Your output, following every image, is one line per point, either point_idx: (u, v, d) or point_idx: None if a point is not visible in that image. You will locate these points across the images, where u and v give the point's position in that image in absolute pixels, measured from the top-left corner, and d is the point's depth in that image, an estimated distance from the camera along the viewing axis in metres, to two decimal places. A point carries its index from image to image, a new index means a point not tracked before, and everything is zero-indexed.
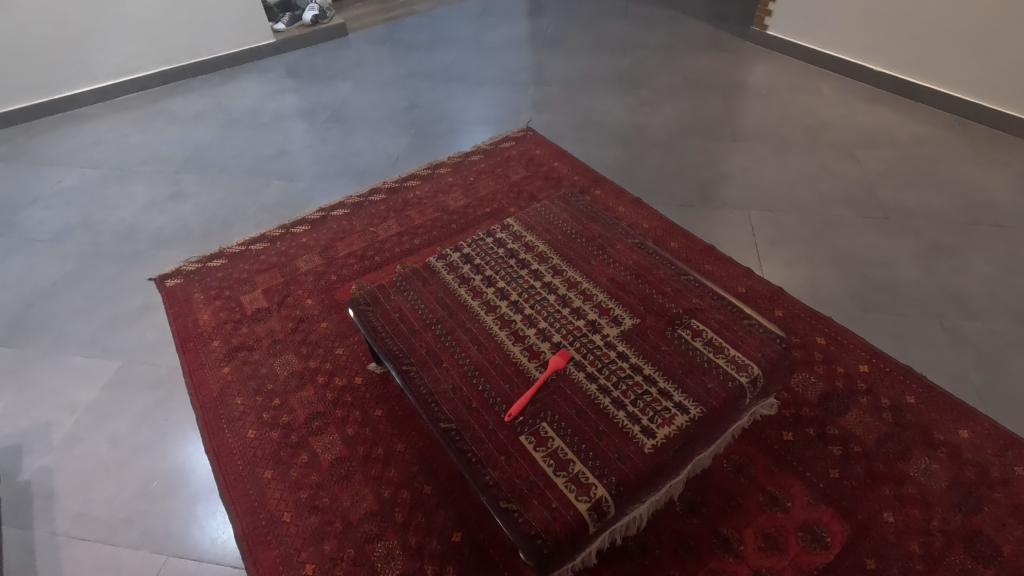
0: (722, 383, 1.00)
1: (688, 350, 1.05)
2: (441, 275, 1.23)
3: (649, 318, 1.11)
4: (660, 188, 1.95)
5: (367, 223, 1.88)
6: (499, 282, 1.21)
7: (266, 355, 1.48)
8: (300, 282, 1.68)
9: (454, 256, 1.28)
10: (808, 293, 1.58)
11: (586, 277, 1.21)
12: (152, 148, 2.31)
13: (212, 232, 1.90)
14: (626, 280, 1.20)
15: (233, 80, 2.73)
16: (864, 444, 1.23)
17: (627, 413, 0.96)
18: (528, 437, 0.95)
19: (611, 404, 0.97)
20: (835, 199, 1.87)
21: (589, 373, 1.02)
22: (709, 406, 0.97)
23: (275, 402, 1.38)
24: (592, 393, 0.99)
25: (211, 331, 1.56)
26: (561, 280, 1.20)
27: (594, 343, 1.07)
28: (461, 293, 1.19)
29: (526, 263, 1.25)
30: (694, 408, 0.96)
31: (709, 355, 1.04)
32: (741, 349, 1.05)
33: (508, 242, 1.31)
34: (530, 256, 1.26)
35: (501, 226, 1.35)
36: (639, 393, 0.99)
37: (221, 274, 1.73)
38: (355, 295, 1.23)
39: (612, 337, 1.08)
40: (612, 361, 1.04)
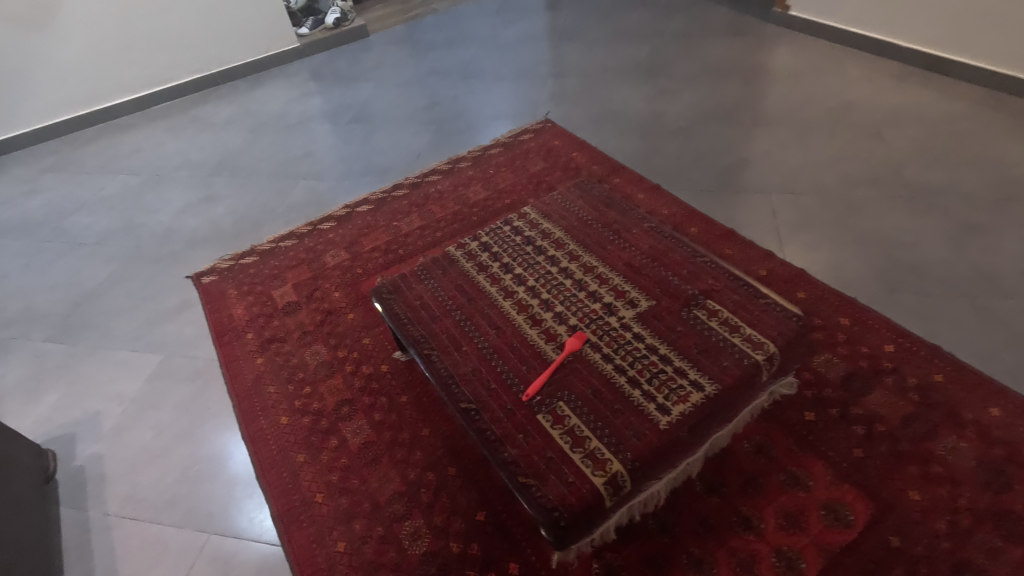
0: (738, 361, 1.00)
1: (703, 330, 1.06)
2: (460, 263, 1.27)
3: (665, 300, 1.12)
4: (679, 175, 1.94)
5: (390, 217, 1.93)
6: (517, 269, 1.23)
7: (296, 346, 1.55)
8: (328, 276, 1.74)
9: (473, 244, 1.31)
10: (832, 274, 1.56)
11: (602, 262, 1.22)
12: (186, 154, 2.41)
13: (244, 231, 1.97)
14: (642, 264, 1.21)
15: (260, 85, 2.82)
16: (889, 424, 1.21)
17: (643, 391, 0.98)
18: (546, 416, 0.97)
19: (626, 383, 0.99)
20: (860, 179, 1.84)
21: (605, 354, 1.04)
22: (724, 383, 0.98)
23: (306, 390, 1.44)
24: (608, 373, 1.01)
25: (244, 325, 1.63)
26: (577, 264, 1.22)
27: (610, 326, 1.09)
28: (479, 281, 1.22)
29: (543, 250, 1.27)
30: (709, 386, 0.97)
31: (725, 335, 1.05)
32: (757, 328, 1.05)
33: (525, 230, 1.33)
34: (547, 243, 1.29)
35: (518, 215, 1.38)
36: (654, 373, 1.01)
37: (253, 271, 1.80)
38: (378, 286, 1.28)
39: (628, 319, 1.10)
40: (627, 342, 1.06)
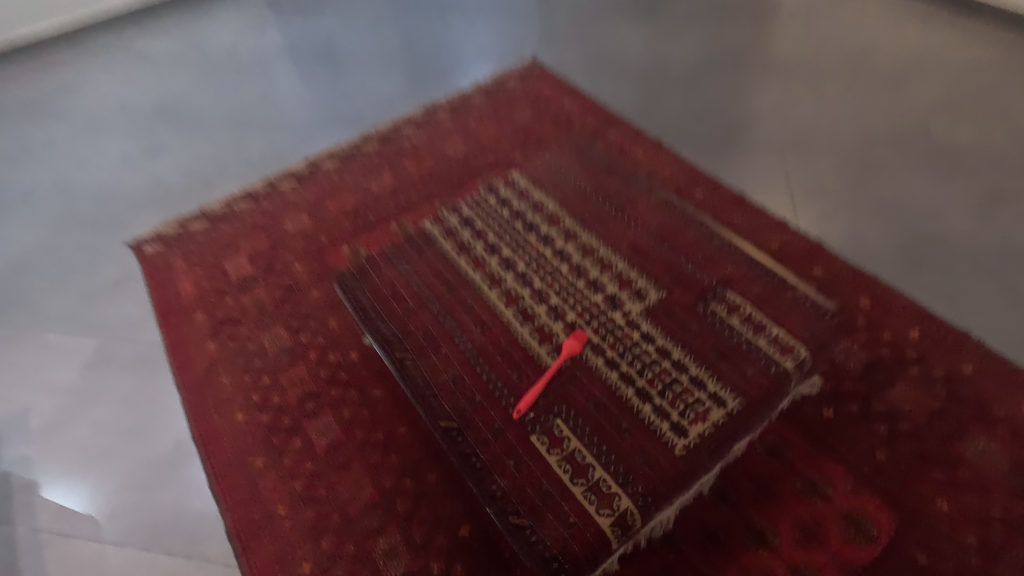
0: (766, 368, 0.86)
1: (722, 329, 0.91)
2: (438, 244, 1.09)
3: (678, 291, 0.97)
4: (682, 130, 1.74)
5: (359, 176, 1.71)
6: (504, 252, 1.06)
7: (253, 329, 1.36)
8: (289, 245, 1.54)
9: (453, 220, 1.13)
10: (848, 247, 1.42)
11: (604, 242, 1.06)
12: (124, 97, 2.11)
13: (193, 191, 1.74)
14: (651, 245, 1.04)
15: (208, 15, 2.48)
16: (913, 422, 1.10)
17: (655, 407, 0.84)
18: (541, 437, 0.83)
19: (635, 397, 0.85)
20: (879, 137, 1.67)
21: (609, 360, 0.89)
22: (751, 395, 0.83)
23: (264, 381, 1.27)
24: (613, 384, 0.86)
25: (193, 303, 1.43)
26: (574, 246, 1.06)
27: (614, 323, 0.94)
28: (461, 266, 1.05)
29: (534, 228, 1.10)
30: (732, 400, 0.83)
31: (749, 334, 0.90)
32: (787, 327, 0.91)
33: (513, 203, 1.15)
34: (539, 220, 1.11)
35: (505, 183, 1.19)
36: (668, 382, 0.86)
37: (203, 238, 1.58)
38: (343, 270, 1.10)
39: (635, 315, 0.94)
40: (635, 345, 0.91)
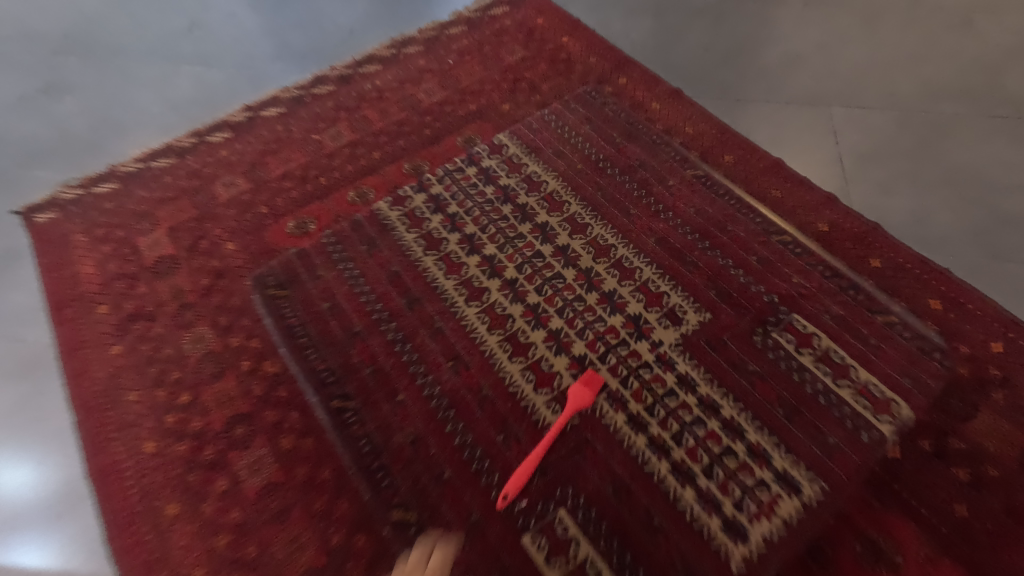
0: (851, 438, 0.89)
1: (791, 373, 0.94)
2: (438, 281, 1.08)
3: (735, 343, 0.97)
4: (707, 76, 1.42)
5: (309, 127, 1.38)
6: (525, 290, 1.06)
7: (170, 329, 1.08)
8: (218, 217, 1.23)
9: (450, 249, 1.12)
10: (912, 229, 1.14)
11: (661, 274, 1.06)
12: (21, 20, 1.71)
13: (100, 141, 1.39)
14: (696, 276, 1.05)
15: None
16: (1000, 466, 0.88)
17: (705, 504, 0.84)
18: (539, 537, 0.83)
19: (685, 491, 0.85)
20: (947, 88, 1.36)
21: (655, 440, 0.89)
22: (830, 481, 0.86)
23: (182, 398, 1.00)
24: (654, 469, 0.87)
25: (96, 292, 1.14)
26: (607, 305, 1.02)
27: (658, 386, 0.94)
28: (458, 306, 1.05)
29: (573, 283, 1.05)
30: (807, 490, 0.85)
31: (831, 388, 0.93)
32: (875, 372, 0.95)
33: (552, 250, 1.10)
34: (576, 274, 1.06)
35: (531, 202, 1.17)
36: (719, 456, 0.87)
37: (111, 206, 1.27)
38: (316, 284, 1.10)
39: (688, 380, 0.94)
40: (688, 419, 0.91)
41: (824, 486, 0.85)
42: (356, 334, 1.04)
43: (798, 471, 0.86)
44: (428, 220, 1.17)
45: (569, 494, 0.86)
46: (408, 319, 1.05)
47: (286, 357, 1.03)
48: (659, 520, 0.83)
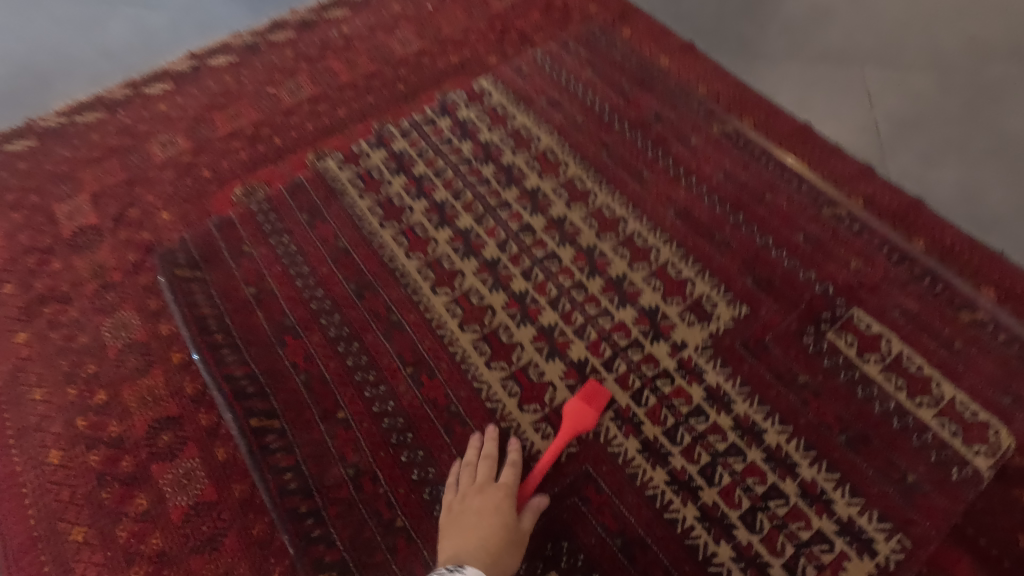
0: (931, 472, 0.74)
1: (852, 388, 0.79)
2: (399, 261, 0.92)
3: (781, 351, 0.82)
4: (724, 28, 1.24)
5: (263, 78, 1.19)
6: (509, 275, 0.89)
7: (87, 313, 0.91)
8: (152, 181, 1.05)
9: (414, 220, 0.96)
10: (959, 206, 0.99)
11: (684, 260, 0.89)
12: None
13: (16, 91, 1.19)
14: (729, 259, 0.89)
15: None
16: None
17: (744, 560, 0.71)
18: None
19: (718, 543, 0.72)
20: (1001, 42, 1.18)
21: (681, 476, 0.75)
22: (909, 528, 0.71)
23: (97, 398, 0.83)
24: (681, 515, 0.73)
25: (2, 269, 0.96)
26: (618, 298, 0.87)
27: (684, 405, 0.79)
28: (423, 293, 0.89)
29: (583, 274, 0.89)
30: (879, 542, 0.70)
31: (905, 407, 0.77)
32: (964, 385, 0.78)
33: (558, 231, 0.93)
34: (587, 263, 0.90)
35: (521, 164, 1.00)
36: (759, 495, 0.73)
37: (26, 168, 1.08)
38: (238, 268, 0.92)
39: (722, 396, 0.79)
40: (720, 448, 0.76)
41: (905, 543, 0.70)
42: (290, 330, 0.87)
43: (867, 521, 0.71)
44: (380, 188, 0.99)
45: (566, 550, 0.73)
46: (359, 311, 0.88)
47: (197, 360, 0.85)
48: None
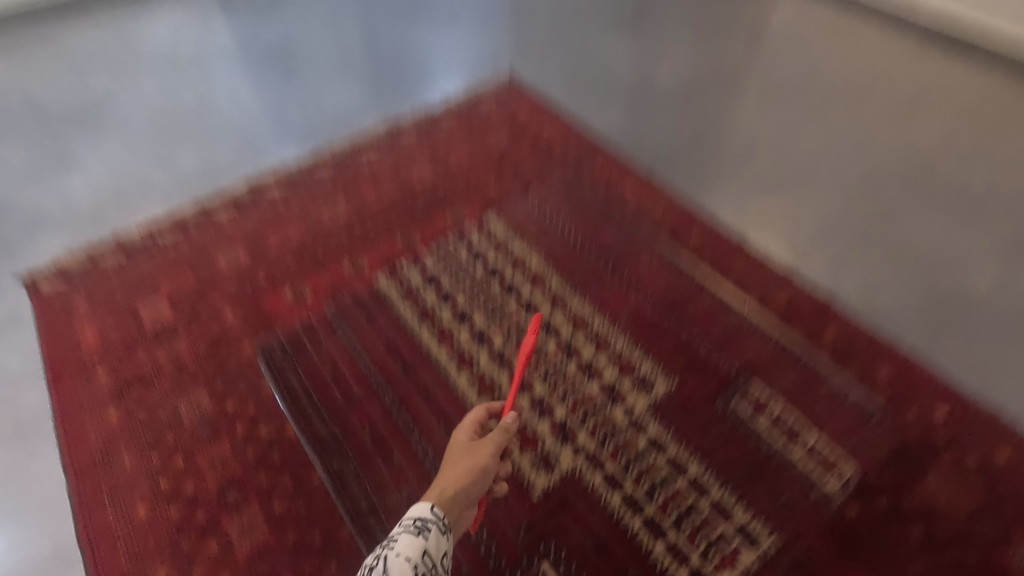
0: (805, 492, 0.96)
1: (747, 438, 1.02)
2: (427, 345, 1.17)
3: (697, 389, 1.08)
4: (675, 162, 1.56)
5: (307, 203, 1.47)
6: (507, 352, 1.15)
7: (167, 394, 1.12)
8: (219, 286, 1.30)
9: (443, 313, 1.21)
10: (863, 302, 1.25)
11: (630, 345, 1.14)
12: (35, 98, 1.81)
13: (105, 212, 1.47)
14: (660, 320, 1.17)
15: (145, 9, 2.20)
16: (951, 524, 0.95)
17: (673, 551, 0.93)
18: None
19: (652, 538, 0.94)
20: (889, 176, 1.51)
21: (625, 487, 0.98)
22: (788, 528, 0.94)
23: (176, 462, 1.03)
24: (621, 516, 0.96)
25: (95, 358, 1.18)
26: (590, 361, 1.12)
27: (624, 434, 1.04)
28: (443, 360, 1.15)
29: (564, 347, 1.14)
30: (766, 538, 0.93)
31: (782, 444, 1.01)
32: (826, 430, 1.03)
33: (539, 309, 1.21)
34: (566, 337, 1.16)
35: (512, 265, 1.29)
36: (684, 510, 0.95)
37: (115, 275, 1.32)
38: (294, 344, 1.18)
39: (649, 425, 1.04)
40: (654, 467, 1.00)
41: (779, 537, 0.93)
42: (356, 400, 1.10)
43: (757, 523, 0.94)
44: (418, 287, 1.26)
45: (552, 548, 0.95)
46: (404, 383, 1.12)
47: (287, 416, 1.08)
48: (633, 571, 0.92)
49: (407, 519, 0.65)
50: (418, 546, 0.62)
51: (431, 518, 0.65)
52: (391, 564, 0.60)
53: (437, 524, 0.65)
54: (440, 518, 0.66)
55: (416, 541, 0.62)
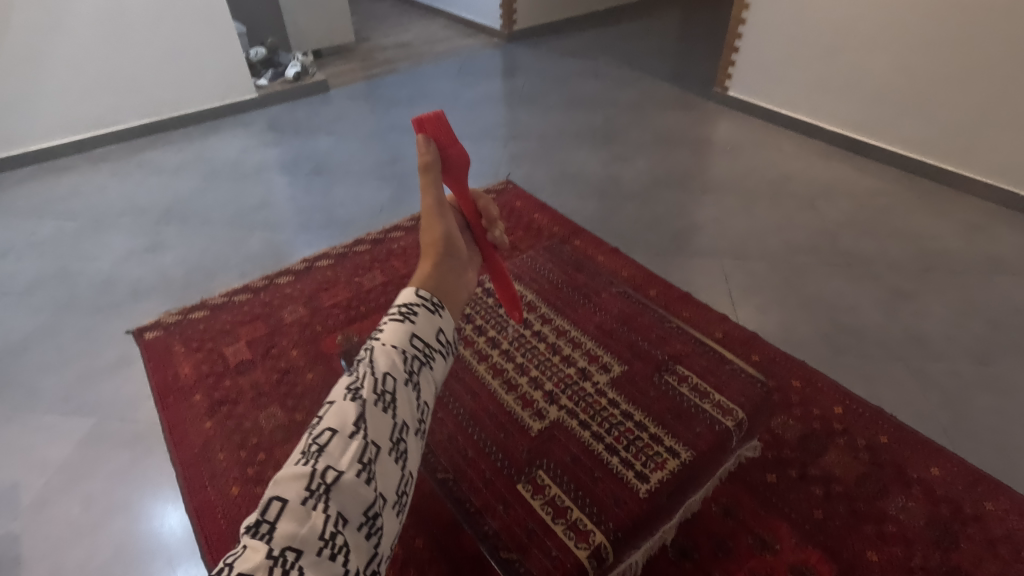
0: (710, 428, 1.19)
1: (674, 395, 1.27)
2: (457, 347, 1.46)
3: (638, 365, 1.37)
4: (637, 239, 2.01)
5: (352, 272, 1.89)
6: (502, 345, 1.46)
7: (250, 409, 1.46)
8: (285, 332, 1.67)
9: (469, 328, 1.52)
10: (780, 336, 1.63)
11: (574, 326, 1.50)
12: (131, 199, 2.28)
13: (192, 282, 1.87)
14: (613, 328, 1.51)
15: (215, 133, 2.76)
16: (844, 484, 1.26)
17: (622, 459, 1.15)
18: (526, 485, 1.13)
19: (605, 450, 1.18)
20: (801, 246, 1.96)
21: (583, 421, 1.25)
22: (699, 449, 1.15)
23: (259, 456, 1.35)
24: (587, 441, 1.20)
25: (191, 385, 1.52)
26: (565, 340, 1.46)
27: (586, 391, 1.32)
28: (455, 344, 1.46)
29: (543, 336, 1.48)
30: (685, 452, 1.15)
31: (696, 401, 1.25)
32: (726, 395, 1.25)
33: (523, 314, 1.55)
34: (548, 329, 1.50)
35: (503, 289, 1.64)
36: (633, 439, 1.18)
37: (203, 325, 1.70)
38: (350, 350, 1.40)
39: (602, 385, 1.33)
40: (604, 408, 1.27)
41: (694, 452, 1.15)
42: None
43: (676, 443, 1.17)
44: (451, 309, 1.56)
45: (543, 463, 1.17)
46: None
47: None
48: (599, 473, 1.14)
49: (395, 310, 0.91)
50: (404, 332, 0.88)
51: (417, 303, 0.94)
52: (379, 352, 0.85)
53: (423, 305, 0.94)
54: (427, 300, 0.95)
55: (403, 327, 0.89)
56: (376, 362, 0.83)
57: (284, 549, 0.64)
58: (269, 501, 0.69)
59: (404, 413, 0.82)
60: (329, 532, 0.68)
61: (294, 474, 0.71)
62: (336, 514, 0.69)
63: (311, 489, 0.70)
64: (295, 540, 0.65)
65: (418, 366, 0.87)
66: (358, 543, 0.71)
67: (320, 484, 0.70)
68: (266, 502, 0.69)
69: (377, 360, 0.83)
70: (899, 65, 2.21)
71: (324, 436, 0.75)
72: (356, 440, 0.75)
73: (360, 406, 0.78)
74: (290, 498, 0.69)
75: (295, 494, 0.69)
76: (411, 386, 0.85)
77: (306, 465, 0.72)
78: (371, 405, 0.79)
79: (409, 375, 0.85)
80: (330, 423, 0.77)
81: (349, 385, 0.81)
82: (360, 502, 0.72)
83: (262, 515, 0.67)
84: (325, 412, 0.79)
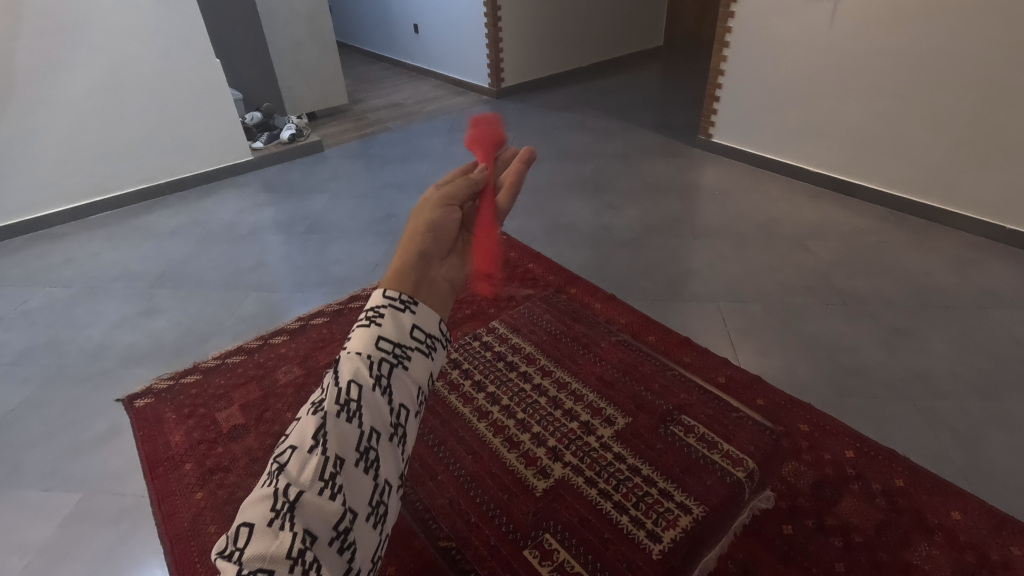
0: (721, 480, 1.18)
1: (682, 446, 1.28)
2: (457, 406, 1.44)
3: (643, 417, 1.38)
4: (633, 286, 2.00)
5: (347, 329, 1.87)
6: (503, 400, 1.44)
7: (242, 477, 1.40)
8: (279, 395, 1.63)
9: (466, 385, 1.50)
10: (785, 379, 1.61)
11: (575, 377, 1.51)
12: (125, 264, 2.27)
13: (184, 347, 1.84)
14: (614, 377, 1.51)
15: (210, 196, 2.79)
16: (864, 534, 1.20)
17: (632, 518, 1.15)
18: (533, 551, 1.12)
19: (612, 508, 1.18)
20: (796, 288, 1.96)
21: (589, 478, 1.24)
22: (709, 504, 1.15)
23: None
24: (593, 499, 1.19)
25: (182, 454, 1.48)
26: (568, 393, 1.46)
27: (591, 446, 1.31)
28: (452, 401, 1.45)
29: (545, 390, 1.47)
30: (696, 508, 1.14)
31: (705, 453, 1.25)
32: (734, 444, 1.26)
33: (523, 366, 1.55)
34: (550, 383, 1.49)
35: (503, 342, 1.64)
36: (642, 496, 1.19)
37: (195, 391, 1.66)
38: None
39: (607, 439, 1.33)
40: (610, 464, 1.27)
41: (705, 509, 1.14)
42: None
43: (685, 498, 1.16)
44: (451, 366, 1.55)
45: (551, 527, 1.15)
46: (440, 430, 1.38)
47: None
48: (609, 534, 1.13)
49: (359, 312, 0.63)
50: (370, 335, 0.61)
51: (384, 303, 0.64)
52: (343, 359, 0.60)
53: (390, 305, 0.63)
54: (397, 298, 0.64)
55: (368, 331, 0.61)
56: (339, 369, 0.59)
57: (256, 569, 0.48)
58: (237, 529, 0.51)
59: (375, 419, 0.58)
60: (299, 549, 0.50)
61: (256, 499, 0.52)
62: (303, 533, 0.51)
63: (275, 509, 0.51)
64: (264, 560, 0.48)
65: (390, 369, 0.61)
66: (331, 566, 0.52)
67: (285, 503, 0.52)
68: (233, 531, 0.51)
69: (340, 368, 0.59)
70: (875, 108, 2.28)
71: (283, 453, 0.55)
72: (318, 456, 0.54)
73: (322, 418, 0.55)
74: (256, 522, 0.51)
75: (259, 516, 0.51)
76: (384, 391, 0.59)
77: (269, 487, 0.53)
78: (333, 418, 0.55)
79: (380, 379, 0.59)
80: (290, 439, 0.56)
81: (315, 399, 0.59)
82: (328, 521, 0.52)
83: (229, 545, 0.51)
84: (290, 429, 0.57)
